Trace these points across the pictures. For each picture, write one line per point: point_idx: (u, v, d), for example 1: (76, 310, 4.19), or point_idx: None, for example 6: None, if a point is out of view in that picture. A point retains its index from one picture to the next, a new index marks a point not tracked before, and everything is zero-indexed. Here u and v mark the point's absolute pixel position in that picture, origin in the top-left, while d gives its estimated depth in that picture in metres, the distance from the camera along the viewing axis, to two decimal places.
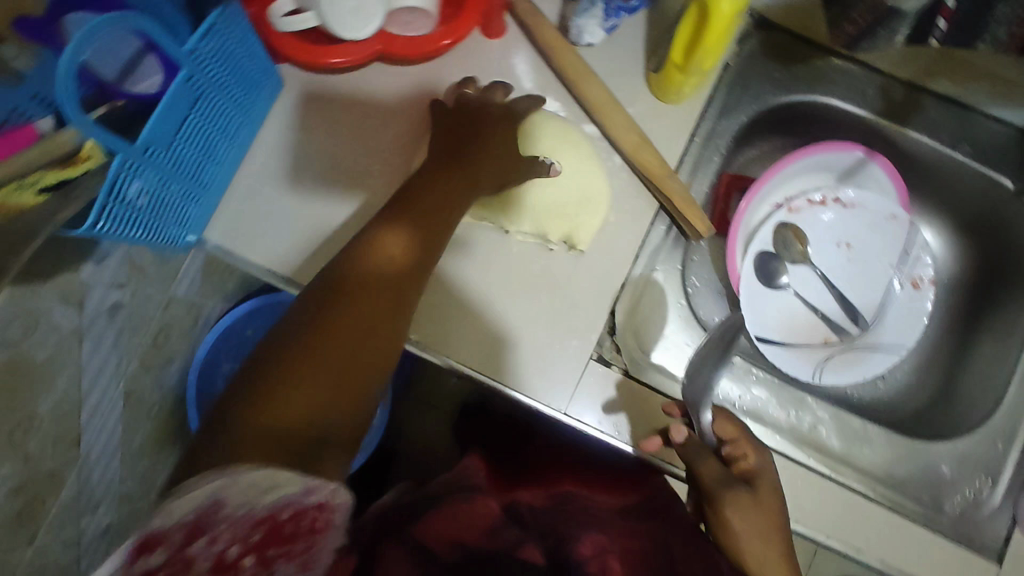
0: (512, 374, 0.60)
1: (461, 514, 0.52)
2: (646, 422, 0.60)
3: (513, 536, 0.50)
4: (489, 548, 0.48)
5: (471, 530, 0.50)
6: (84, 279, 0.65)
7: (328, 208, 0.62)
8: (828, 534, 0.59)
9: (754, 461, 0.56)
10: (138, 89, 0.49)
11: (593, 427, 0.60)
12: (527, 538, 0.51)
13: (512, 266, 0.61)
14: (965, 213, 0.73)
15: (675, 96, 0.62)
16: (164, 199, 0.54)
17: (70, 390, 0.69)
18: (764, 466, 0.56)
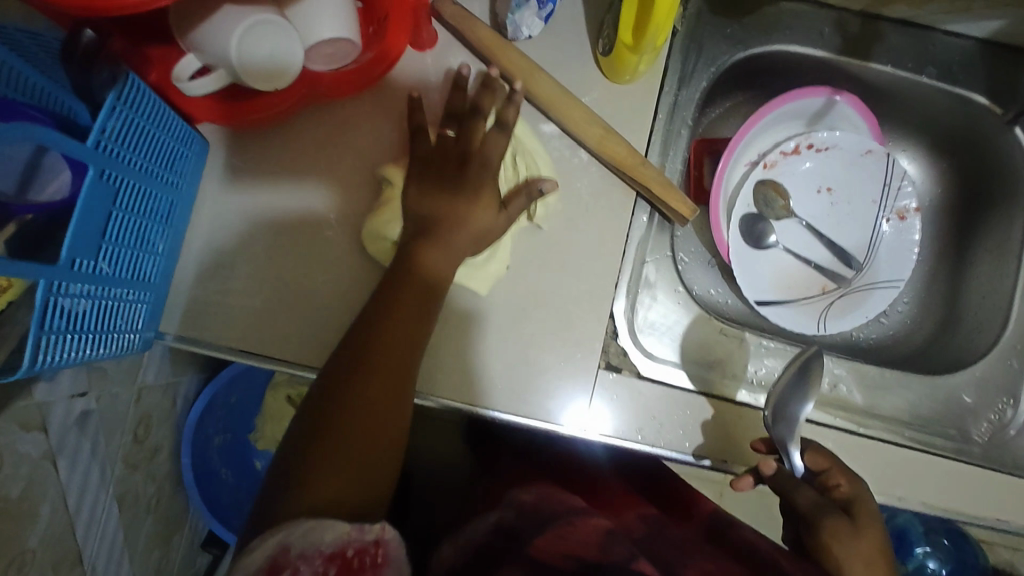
0: (524, 405, 0.57)
1: (569, 530, 0.45)
2: (671, 424, 0.58)
3: (626, 548, 0.43)
4: (607, 562, 0.41)
5: (584, 543, 0.43)
6: (41, 400, 0.59)
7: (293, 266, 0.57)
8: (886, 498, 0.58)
9: (850, 489, 0.52)
10: (46, 197, 0.43)
11: (621, 441, 0.58)
12: (639, 553, 0.43)
13: (505, 291, 0.58)
14: (940, 132, 0.70)
15: (629, 76, 0.58)
16: (108, 307, 0.48)
17: (57, 514, 0.65)
18: (862, 493, 0.51)
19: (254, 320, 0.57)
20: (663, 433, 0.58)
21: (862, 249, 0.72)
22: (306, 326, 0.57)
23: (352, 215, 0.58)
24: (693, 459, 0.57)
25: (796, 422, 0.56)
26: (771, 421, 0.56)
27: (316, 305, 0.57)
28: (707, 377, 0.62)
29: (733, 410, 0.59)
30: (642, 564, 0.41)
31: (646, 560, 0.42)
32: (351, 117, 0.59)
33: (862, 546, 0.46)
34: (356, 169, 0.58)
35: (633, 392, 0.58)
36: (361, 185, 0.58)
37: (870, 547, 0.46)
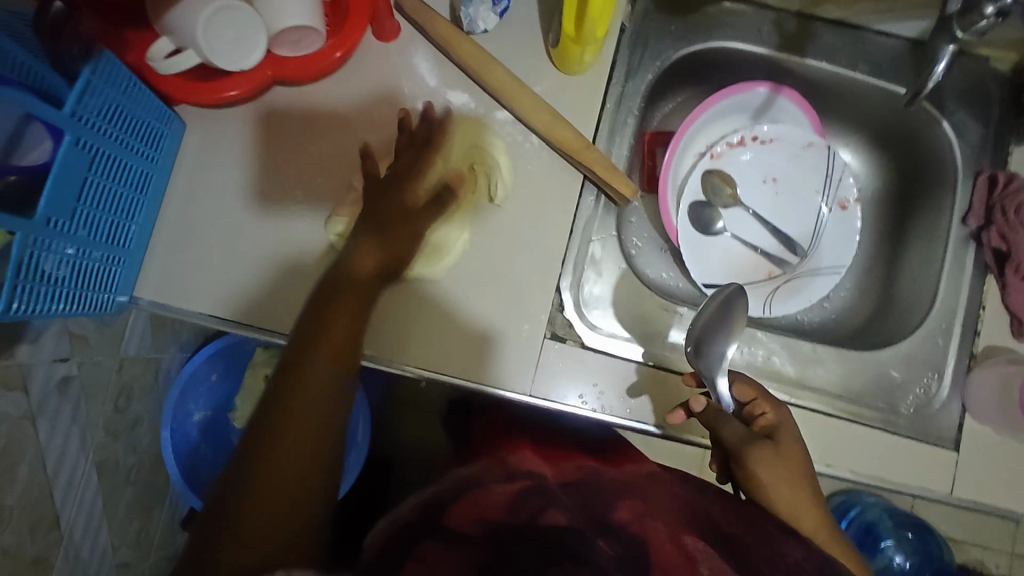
0: (475, 371, 0.60)
1: (482, 498, 0.49)
2: (616, 388, 0.62)
3: (536, 502, 0.48)
4: (515, 522, 0.45)
5: (494, 506, 0.47)
6: (22, 362, 0.63)
7: (262, 246, 0.60)
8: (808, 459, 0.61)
9: (774, 416, 0.57)
10: (27, 161, 0.48)
11: (572, 405, 0.61)
12: (554, 502, 0.48)
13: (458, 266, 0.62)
14: (877, 126, 0.75)
15: (577, 67, 0.63)
16: (85, 266, 0.52)
17: (36, 474, 0.68)
18: (784, 418, 0.57)
19: (221, 289, 0.60)
20: (608, 398, 0.61)
21: (806, 236, 0.77)
22: (269, 295, 0.60)
23: (315, 192, 0.62)
24: (638, 423, 0.61)
25: (720, 360, 0.61)
26: (695, 356, 0.60)
27: (281, 276, 0.60)
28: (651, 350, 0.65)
29: (668, 378, 0.62)
30: (552, 518, 0.46)
31: (560, 511, 0.47)
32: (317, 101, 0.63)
33: (784, 465, 0.54)
34: (319, 150, 0.62)
35: (582, 356, 0.62)
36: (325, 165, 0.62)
37: (789, 464, 0.54)
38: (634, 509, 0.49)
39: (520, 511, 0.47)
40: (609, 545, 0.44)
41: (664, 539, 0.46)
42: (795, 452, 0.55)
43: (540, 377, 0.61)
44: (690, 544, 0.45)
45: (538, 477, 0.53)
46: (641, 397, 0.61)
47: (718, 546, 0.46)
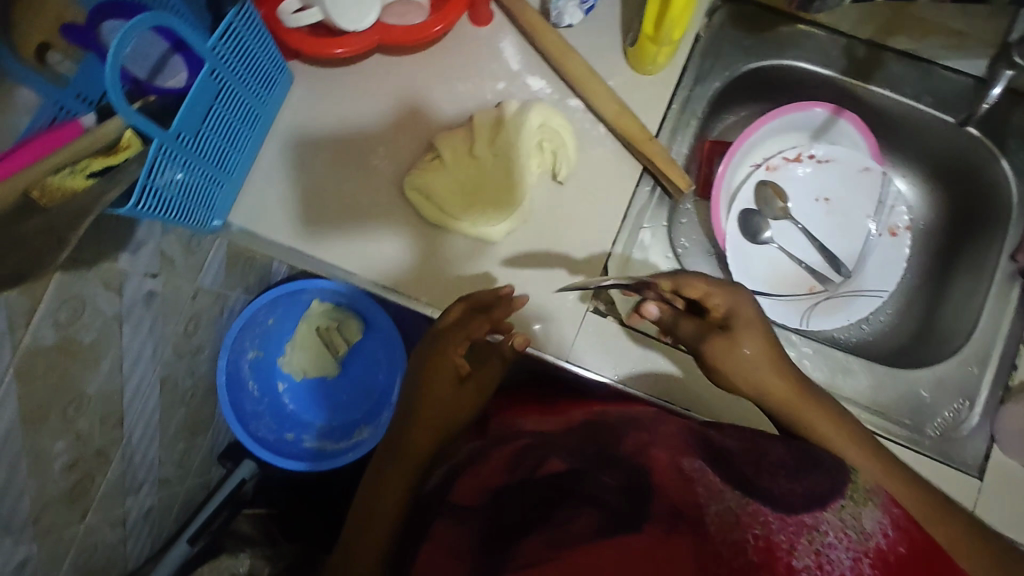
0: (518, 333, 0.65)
1: (485, 465, 0.53)
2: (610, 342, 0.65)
3: (536, 458, 0.51)
4: (513, 481, 0.49)
5: (494, 473, 0.52)
6: (122, 268, 0.72)
7: (363, 250, 0.67)
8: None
9: (725, 303, 0.57)
10: (168, 85, 0.56)
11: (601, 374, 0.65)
12: (554, 454, 0.51)
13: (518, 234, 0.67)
14: (936, 160, 0.77)
15: (650, 66, 0.68)
16: (195, 182, 0.60)
17: (112, 373, 0.76)
18: (736, 301, 0.57)
19: (310, 230, 0.67)
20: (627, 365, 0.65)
21: (851, 258, 0.79)
22: (355, 252, 0.67)
23: (399, 149, 0.68)
24: (660, 399, 0.65)
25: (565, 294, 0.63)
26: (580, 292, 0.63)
27: (363, 233, 0.67)
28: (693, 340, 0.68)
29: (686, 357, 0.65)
30: (550, 467, 0.48)
31: (560, 460, 0.49)
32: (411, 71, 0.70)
33: (737, 350, 0.55)
34: (408, 113, 0.69)
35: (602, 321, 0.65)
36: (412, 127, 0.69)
37: (747, 355, 0.56)
38: (641, 441, 0.50)
39: (517, 471, 0.50)
40: (610, 478, 0.44)
41: (663, 461, 0.46)
42: (755, 350, 0.56)
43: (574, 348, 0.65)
44: (689, 467, 0.46)
45: (540, 435, 0.57)
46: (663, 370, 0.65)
47: (715, 466, 0.46)
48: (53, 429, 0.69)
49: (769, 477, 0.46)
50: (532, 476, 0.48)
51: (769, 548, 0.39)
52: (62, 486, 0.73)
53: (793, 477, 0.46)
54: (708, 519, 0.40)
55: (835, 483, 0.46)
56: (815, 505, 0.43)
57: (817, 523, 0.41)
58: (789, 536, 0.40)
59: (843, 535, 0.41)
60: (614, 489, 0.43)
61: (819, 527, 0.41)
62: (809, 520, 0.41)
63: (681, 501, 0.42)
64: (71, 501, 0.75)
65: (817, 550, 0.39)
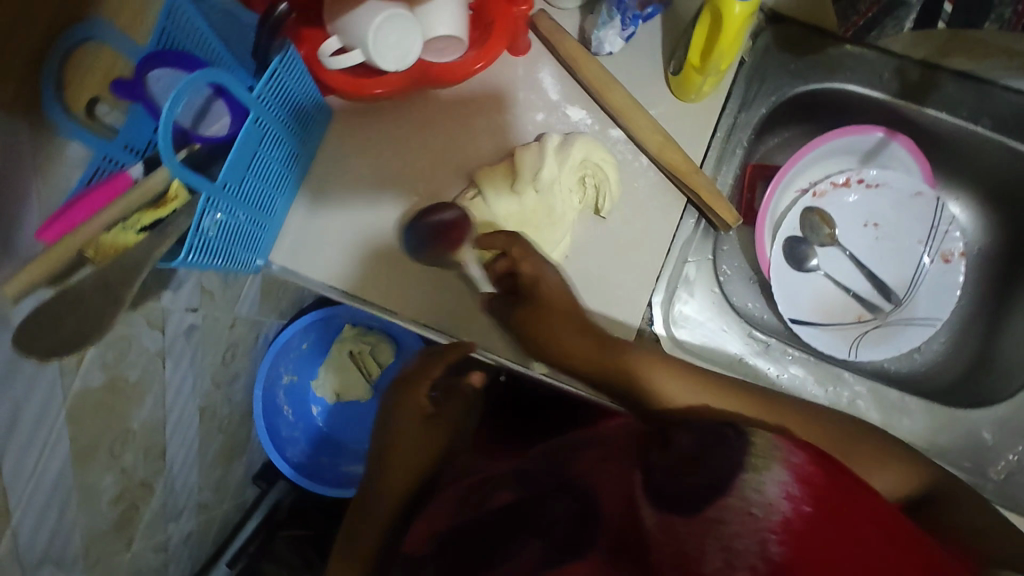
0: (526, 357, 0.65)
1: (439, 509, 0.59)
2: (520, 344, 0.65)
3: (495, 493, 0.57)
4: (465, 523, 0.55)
5: (446, 517, 0.57)
6: (165, 305, 0.72)
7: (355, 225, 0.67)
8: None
9: (533, 270, 0.59)
10: (211, 132, 0.56)
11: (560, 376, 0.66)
12: (512, 489, 0.56)
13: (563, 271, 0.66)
14: (992, 183, 0.73)
15: (695, 95, 0.66)
16: (238, 226, 0.59)
17: (156, 407, 0.77)
18: (540, 271, 0.59)
19: (345, 265, 0.67)
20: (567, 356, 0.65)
21: (903, 285, 0.76)
22: (342, 228, 0.67)
23: (438, 186, 0.68)
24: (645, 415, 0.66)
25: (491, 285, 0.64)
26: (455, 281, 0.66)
27: (395, 268, 0.66)
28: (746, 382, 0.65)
29: None
30: (500, 498, 0.56)
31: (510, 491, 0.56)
32: (449, 103, 0.69)
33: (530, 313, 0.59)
34: (444, 148, 0.68)
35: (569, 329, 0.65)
36: (452, 162, 0.68)
37: (563, 317, 0.58)
38: (595, 459, 0.54)
39: (469, 507, 0.57)
40: (563, 508, 0.49)
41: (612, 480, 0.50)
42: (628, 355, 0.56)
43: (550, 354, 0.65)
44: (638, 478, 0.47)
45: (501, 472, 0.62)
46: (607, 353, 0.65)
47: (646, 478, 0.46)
48: (101, 465, 0.70)
49: (670, 471, 0.45)
50: (484, 508, 0.55)
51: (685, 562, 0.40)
52: (109, 519, 0.74)
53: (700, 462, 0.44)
54: (643, 540, 0.43)
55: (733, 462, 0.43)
56: (719, 491, 0.42)
57: (720, 516, 0.41)
58: (697, 541, 0.40)
59: (747, 517, 0.40)
60: (569, 519, 0.48)
61: (722, 521, 0.40)
62: (714, 514, 0.41)
63: (620, 530, 0.45)
64: (116, 533, 0.76)
65: (724, 546, 0.40)
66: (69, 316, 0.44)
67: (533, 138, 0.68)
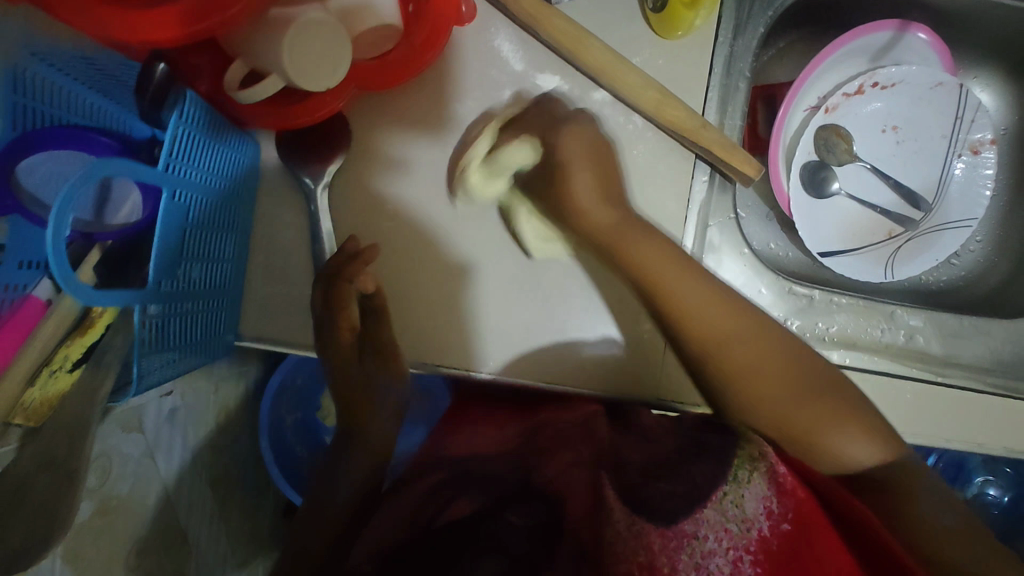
0: (479, 358, 0.57)
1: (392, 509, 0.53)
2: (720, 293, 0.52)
3: (449, 493, 0.54)
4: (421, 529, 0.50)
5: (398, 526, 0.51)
6: (135, 404, 0.63)
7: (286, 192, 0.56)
8: (945, 438, 0.58)
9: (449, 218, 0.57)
10: (121, 218, 0.46)
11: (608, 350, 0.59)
12: (462, 492, 0.54)
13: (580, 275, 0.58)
14: (1015, 54, 0.68)
15: (683, 30, 0.56)
16: (191, 318, 0.49)
17: (162, 504, 0.70)
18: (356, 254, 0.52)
19: None
20: (495, 346, 0.57)
21: (931, 189, 0.69)
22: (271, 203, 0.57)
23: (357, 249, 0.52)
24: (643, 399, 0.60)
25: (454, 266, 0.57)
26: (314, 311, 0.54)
27: None
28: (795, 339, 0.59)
29: None
30: (457, 510, 0.51)
31: (465, 501, 0.53)
32: (402, 98, 0.57)
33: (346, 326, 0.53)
34: (396, 156, 0.57)
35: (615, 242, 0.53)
36: (381, 199, 0.57)
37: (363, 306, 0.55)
38: (564, 464, 0.53)
39: (416, 521, 0.51)
40: (515, 517, 0.49)
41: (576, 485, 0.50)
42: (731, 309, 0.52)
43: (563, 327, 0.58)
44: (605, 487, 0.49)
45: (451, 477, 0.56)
46: (577, 350, 0.58)
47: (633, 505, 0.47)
48: None
49: (655, 485, 0.49)
50: (436, 522, 0.51)
51: (637, 530, 0.45)
52: None
53: (672, 473, 0.50)
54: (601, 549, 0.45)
55: (718, 467, 0.48)
56: (698, 505, 0.46)
57: (695, 531, 0.44)
58: (669, 557, 0.43)
59: (723, 533, 0.44)
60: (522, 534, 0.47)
61: (698, 534, 0.44)
62: (690, 528, 0.44)
63: (587, 536, 0.46)
64: None
65: (696, 564, 0.43)
66: (11, 515, 0.38)
67: (507, 123, 0.57)
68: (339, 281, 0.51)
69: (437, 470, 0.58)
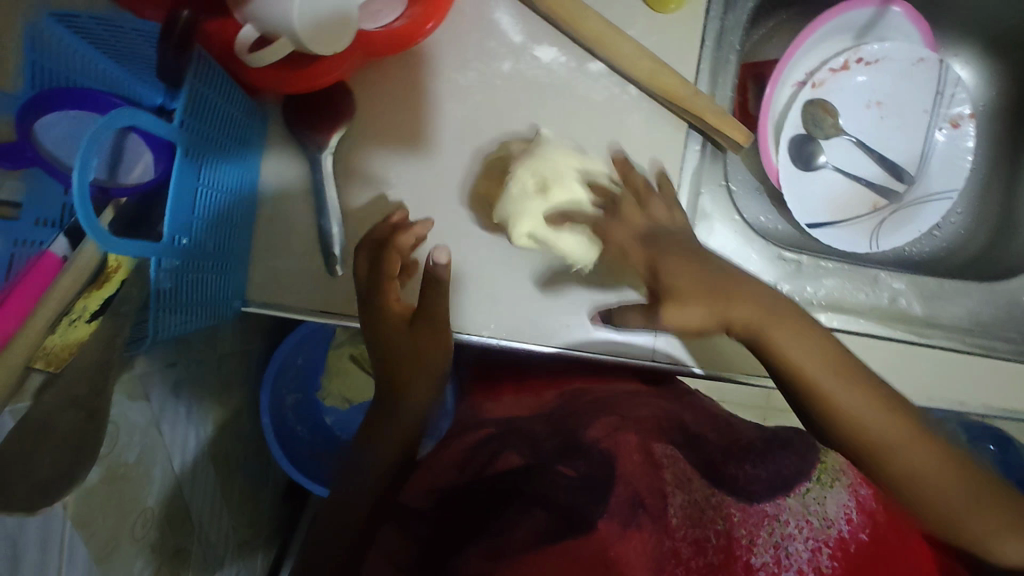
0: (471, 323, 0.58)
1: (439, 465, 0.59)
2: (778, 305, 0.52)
3: (492, 449, 0.58)
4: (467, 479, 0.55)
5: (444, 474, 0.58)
6: (141, 373, 0.64)
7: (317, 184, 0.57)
8: (928, 396, 0.60)
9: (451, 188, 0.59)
10: (134, 177, 0.48)
11: (636, 340, 0.60)
12: (511, 446, 0.57)
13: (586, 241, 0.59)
14: (991, 32, 0.71)
15: (675, 4, 0.58)
16: (201, 276, 0.50)
17: (166, 475, 0.70)
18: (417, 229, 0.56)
19: (322, 281, 0.59)
20: (488, 314, 0.58)
21: (913, 162, 0.72)
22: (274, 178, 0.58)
23: (396, 217, 0.57)
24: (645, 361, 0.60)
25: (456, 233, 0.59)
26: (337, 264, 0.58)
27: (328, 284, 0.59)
28: None
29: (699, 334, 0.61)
30: (507, 461, 0.55)
31: (515, 454, 0.56)
32: (407, 72, 0.59)
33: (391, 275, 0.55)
34: (400, 125, 0.59)
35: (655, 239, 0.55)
36: (384, 170, 0.59)
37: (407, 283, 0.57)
38: (609, 426, 0.57)
39: (469, 468, 0.57)
40: (569, 469, 0.52)
41: (632, 449, 0.54)
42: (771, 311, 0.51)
43: (566, 302, 0.59)
44: (659, 450, 0.55)
45: (505, 444, 0.58)
46: (577, 317, 0.59)
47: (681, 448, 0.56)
48: (129, 552, 0.65)
49: (737, 464, 0.55)
50: (487, 472, 0.55)
51: (716, 503, 0.50)
52: None
53: (763, 461, 0.56)
54: (665, 506, 0.50)
55: (803, 464, 0.55)
56: (781, 493, 0.52)
57: (776, 514, 0.50)
58: (748, 530, 0.48)
59: (805, 524, 0.50)
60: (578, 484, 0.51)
61: (780, 517, 0.50)
62: (772, 510, 0.50)
63: (644, 488, 0.51)
64: None
65: (775, 543, 0.48)
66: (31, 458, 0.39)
67: (507, 93, 0.59)
68: (391, 250, 0.55)
69: (517, 451, 0.56)
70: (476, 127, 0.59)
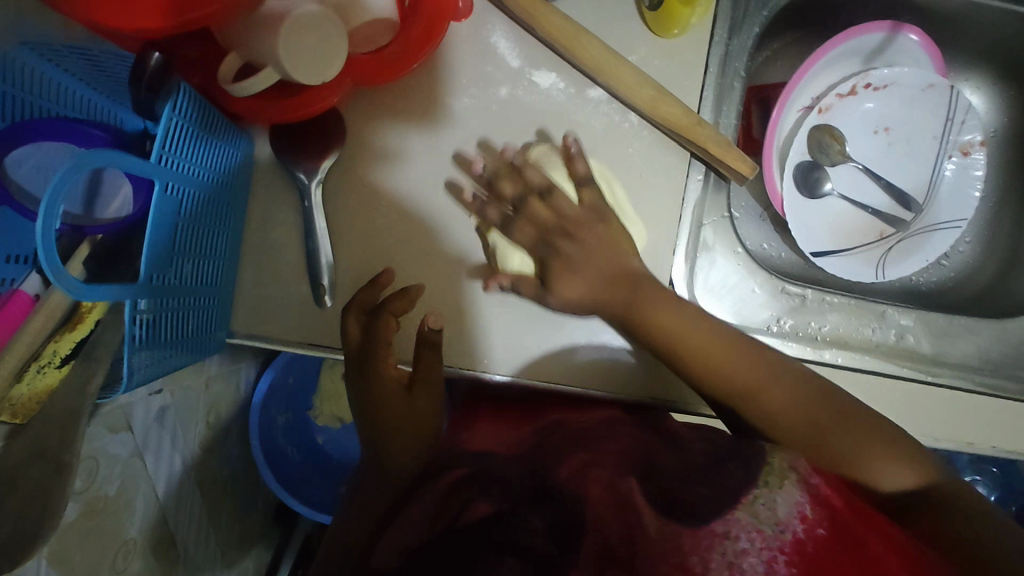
0: (473, 356, 0.56)
1: (412, 515, 0.49)
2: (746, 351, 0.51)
3: (469, 492, 0.49)
4: (440, 532, 0.46)
5: (418, 523, 0.47)
6: (123, 403, 0.62)
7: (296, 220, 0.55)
8: (936, 438, 0.58)
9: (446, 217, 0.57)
10: (112, 211, 0.46)
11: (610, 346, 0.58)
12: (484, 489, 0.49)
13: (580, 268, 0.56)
14: (1002, 58, 0.69)
15: (679, 30, 0.56)
16: (183, 313, 0.48)
17: (149, 505, 0.68)
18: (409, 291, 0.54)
19: (310, 313, 0.56)
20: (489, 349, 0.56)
21: (922, 190, 0.70)
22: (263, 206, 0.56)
23: (384, 280, 0.54)
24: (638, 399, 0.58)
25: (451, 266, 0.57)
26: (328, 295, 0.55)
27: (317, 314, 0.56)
28: (788, 339, 0.60)
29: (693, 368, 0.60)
30: (477, 510, 0.46)
31: (488, 500, 0.47)
32: (399, 96, 0.57)
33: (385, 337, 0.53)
34: (392, 152, 0.57)
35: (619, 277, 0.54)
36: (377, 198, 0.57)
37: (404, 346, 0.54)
38: (579, 462, 0.51)
39: (440, 519, 0.47)
40: (539, 517, 0.45)
41: (600, 487, 0.47)
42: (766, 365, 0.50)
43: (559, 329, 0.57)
44: (624, 484, 0.47)
45: (480, 485, 0.49)
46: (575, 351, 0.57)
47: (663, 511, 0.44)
48: None
49: (692, 487, 0.47)
50: (459, 521, 0.46)
51: (669, 534, 0.43)
52: None
53: (711, 478, 0.48)
54: (635, 553, 0.42)
55: (747, 471, 0.46)
56: (728, 507, 0.43)
57: (727, 531, 0.41)
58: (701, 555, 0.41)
59: (756, 535, 0.41)
60: (544, 534, 0.44)
61: (729, 534, 0.41)
62: (720, 527, 0.42)
63: (616, 538, 0.43)
64: None
65: (728, 563, 0.40)
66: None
67: (504, 119, 0.57)
68: (385, 316, 0.53)
69: (489, 496, 0.48)
70: (470, 154, 0.57)
